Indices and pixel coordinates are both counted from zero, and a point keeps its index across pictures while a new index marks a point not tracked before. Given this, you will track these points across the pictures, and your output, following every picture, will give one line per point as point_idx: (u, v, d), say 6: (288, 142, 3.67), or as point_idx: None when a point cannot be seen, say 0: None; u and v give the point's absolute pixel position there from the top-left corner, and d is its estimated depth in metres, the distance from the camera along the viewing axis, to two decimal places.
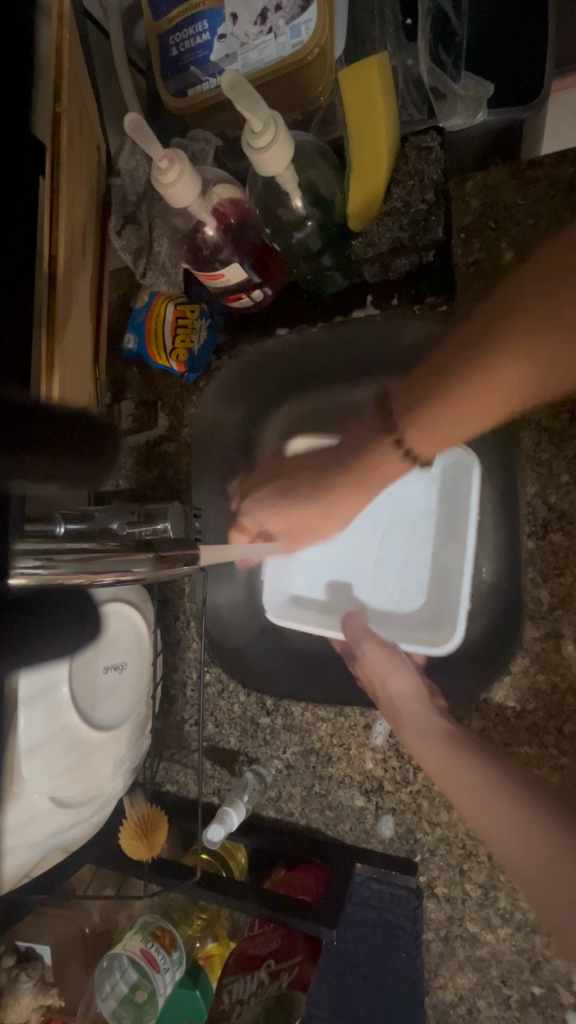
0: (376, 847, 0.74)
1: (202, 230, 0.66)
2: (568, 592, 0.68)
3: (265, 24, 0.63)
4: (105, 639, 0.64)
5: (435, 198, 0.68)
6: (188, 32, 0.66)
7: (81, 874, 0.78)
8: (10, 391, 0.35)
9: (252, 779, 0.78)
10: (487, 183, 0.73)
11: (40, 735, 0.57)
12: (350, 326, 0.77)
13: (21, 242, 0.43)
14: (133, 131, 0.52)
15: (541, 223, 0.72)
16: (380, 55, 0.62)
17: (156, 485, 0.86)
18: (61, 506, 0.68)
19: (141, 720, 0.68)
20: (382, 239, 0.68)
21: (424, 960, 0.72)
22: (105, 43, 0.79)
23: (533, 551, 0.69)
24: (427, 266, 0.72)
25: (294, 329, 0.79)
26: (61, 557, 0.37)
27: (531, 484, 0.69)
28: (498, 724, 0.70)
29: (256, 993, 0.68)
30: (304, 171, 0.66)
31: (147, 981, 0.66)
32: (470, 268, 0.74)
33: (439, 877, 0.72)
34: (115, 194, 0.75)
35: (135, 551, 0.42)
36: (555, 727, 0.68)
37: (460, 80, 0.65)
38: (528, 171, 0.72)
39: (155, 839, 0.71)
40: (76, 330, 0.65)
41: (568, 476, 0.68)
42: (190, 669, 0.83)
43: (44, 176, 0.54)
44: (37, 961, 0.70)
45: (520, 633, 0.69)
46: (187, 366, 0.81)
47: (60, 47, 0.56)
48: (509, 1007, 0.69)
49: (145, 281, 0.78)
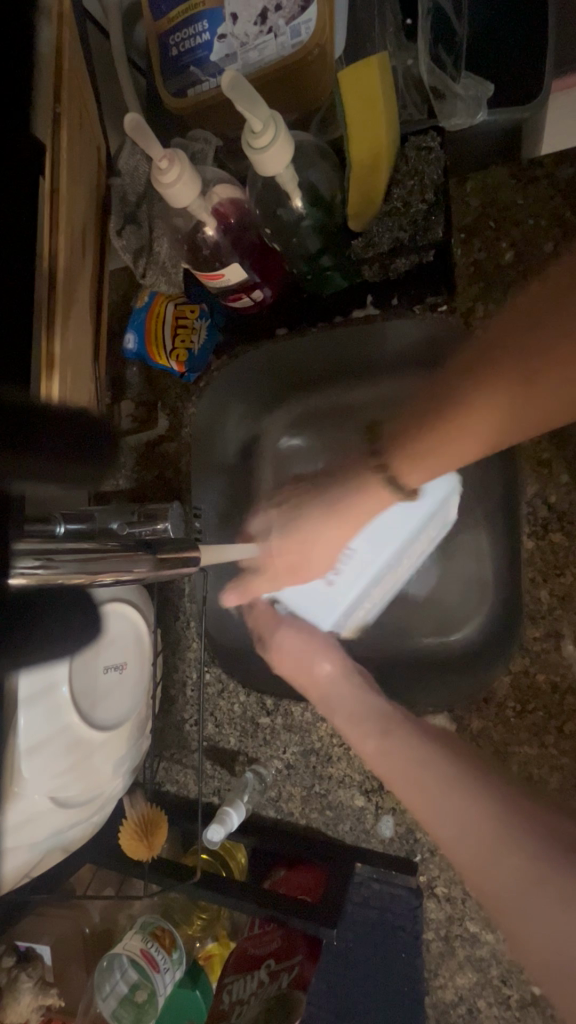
0: (375, 847, 0.75)
1: (202, 230, 0.66)
2: (568, 592, 0.68)
3: (265, 24, 0.63)
4: (105, 639, 0.64)
5: (435, 198, 0.68)
6: (188, 32, 0.66)
7: (82, 874, 0.78)
8: (11, 391, 0.35)
9: (252, 779, 0.78)
10: (487, 184, 0.73)
11: (39, 735, 0.57)
12: (347, 328, 0.77)
13: (24, 244, 0.43)
14: (133, 131, 0.52)
15: (541, 223, 0.71)
16: (380, 55, 0.62)
17: (157, 484, 0.86)
18: (61, 506, 0.68)
19: (140, 720, 0.68)
20: (382, 238, 0.68)
21: (424, 959, 0.72)
22: (106, 44, 0.79)
23: (532, 551, 0.69)
24: (428, 267, 0.71)
25: (294, 330, 0.79)
26: (61, 557, 0.37)
27: (531, 485, 0.70)
28: (499, 724, 0.70)
29: (256, 993, 0.67)
30: (304, 172, 0.66)
31: (147, 981, 0.66)
32: (470, 268, 0.74)
33: (439, 877, 0.71)
34: (115, 193, 0.76)
35: (135, 552, 0.42)
36: (555, 727, 0.68)
37: (460, 80, 0.65)
38: (529, 171, 0.72)
39: (155, 839, 0.72)
40: (76, 330, 0.65)
41: (568, 477, 0.68)
42: (190, 669, 0.82)
43: (43, 177, 0.54)
44: (38, 960, 0.69)
45: (520, 633, 0.69)
46: (187, 365, 0.81)
47: (60, 47, 0.57)
48: (509, 1007, 0.69)
49: (145, 281, 0.78)
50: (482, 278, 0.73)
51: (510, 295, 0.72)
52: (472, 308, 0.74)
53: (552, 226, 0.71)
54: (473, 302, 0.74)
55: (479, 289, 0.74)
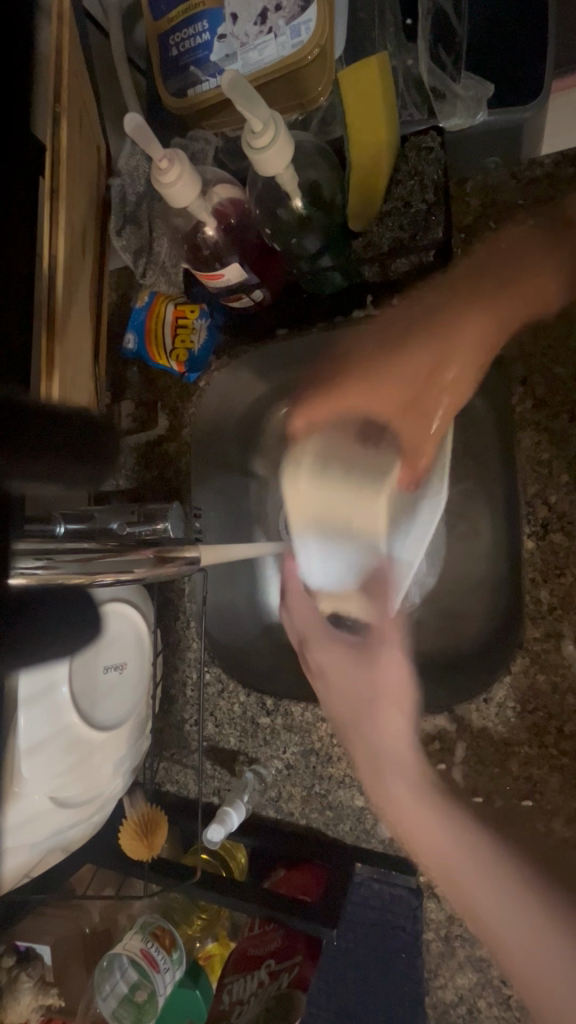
0: (375, 847, 0.75)
1: (202, 230, 0.66)
2: (568, 593, 0.67)
3: (265, 24, 0.63)
4: (105, 639, 0.64)
5: (435, 198, 0.69)
6: (189, 32, 0.66)
7: (82, 874, 0.78)
8: (11, 390, 0.35)
9: (252, 779, 0.78)
10: (487, 184, 0.73)
11: (39, 735, 0.57)
12: (349, 327, 0.75)
13: (24, 242, 0.43)
14: (133, 131, 0.52)
15: (539, 223, 0.71)
16: (380, 55, 0.62)
17: (156, 485, 0.86)
18: (61, 506, 0.68)
19: (140, 720, 0.68)
20: (381, 239, 0.71)
21: (424, 960, 0.71)
22: (106, 45, 0.79)
23: (533, 551, 0.68)
24: (428, 267, 0.71)
25: (294, 330, 0.78)
26: (61, 557, 0.37)
27: (531, 483, 0.68)
28: (498, 727, 0.69)
29: (256, 993, 0.68)
30: (304, 171, 0.66)
31: (147, 981, 0.66)
32: (470, 268, 0.73)
33: (438, 877, 0.71)
34: (114, 193, 0.76)
35: (135, 551, 0.42)
36: (555, 727, 0.67)
37: (460, 80, 0.65)
38: (529, 170, 0.71)
39: (155, 839, 0.72)
40: (76, 330, 0.65)
41: (568, 476, 0.67)
42: (190, 669, 0.82)
43: (44, 177, 0.54)
44: (38, 960, 0.69)
45: (520, 633, 0.68)
46: (187, 365, 0.81)
47: (61, 47, 0.57)
48: (509, 1007, 0.68)
49: (145, 280, 0.79)
50: (480, 278, 0.73)
51: (507, 293, 0.71)
52: (467, 305, 0.73)
53: (552, 227, 0.70)
54: (468, 300, 0.73)
55: (476, 289, 0.73)
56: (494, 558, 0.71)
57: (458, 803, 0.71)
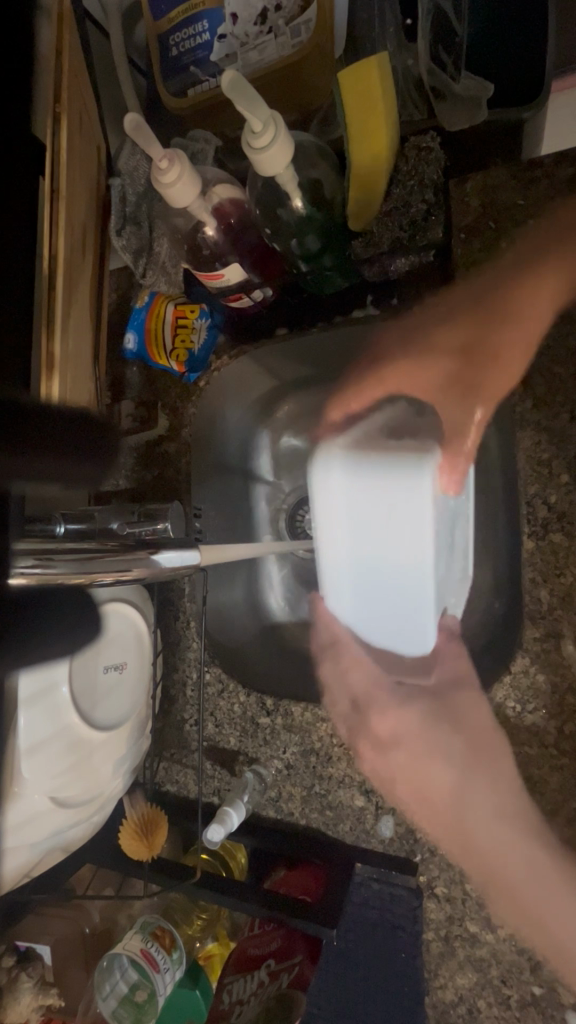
0: (376, 847, 0.74)
1: (202, 230, 0.67)
2: (568, 592, 0.66)
3: (265, 25, 0.63)
4: (105, 639, 0.64)
5: (435, 198, 0.67)
6: (189, 32, 0.66)
7: (82, 874, 0.79)
8: (11, 390, 0.35)
9: (252, 779, 0.78)
10: (486, 184, 0.70)
11: (39, 736, 0.57)
12: (348, 327, 0.77)
13: (25, 242, 0.43)
14: (133, 131, 0.53)
15: (536, 223, 0.68)
16: (380, 55, 0.62)
17: (156, 485, 0.86)
18: (61, 506, 0.68)
19: (140, 720, 0.68)
20: (382, 238, 0.69)
21: (424, 960, 0.71)
22: (107, 45, 0.79)
23: (533, 551, 0.67)
24: (428, 266, 0.71)
25: (294, 330, 0.80)
26: (60, 557, 0.38)
27: (531, 484, 0.67)
28: (499, 732, 0.68)
29: (256, 993, 0.68)
30: (305, 171, 0.67)
31: (147, 981, 0.65)
32: (469, 270, 0.71)
33: (439, 877, 0.71)
34: (114, 193, 0.76)
35: (135, 551, 0.42)
36: (555, 727, 0.66)
37: (460, 80, 0.66)
38: (528, 171, 0.68)
39: (155, 839, 0.72)
40: (76, 330, 0.65)
41: (568, 476, 0.66)
42: (190, 669, 0.82)
43: (44, 177, 0.54)
44: (38, 960, 0.70)
45: (520, 633, 0.68)
46: (187, 365, 0.80)
47: (61, 47, 0.57)
48: (509, 1007, 0.68)
49: (145, 281, 0.79)
50: (477, 281, 0.70)
51: (506, 297, 0.69)
52: (467, 310, 0.71)
53: (550, 229, 0.67)
54: (467, 305, 0.71)
55: (474, 292, 0.70)
56: (494, 555, 0.71)
57: (477, 789, 0.69)
